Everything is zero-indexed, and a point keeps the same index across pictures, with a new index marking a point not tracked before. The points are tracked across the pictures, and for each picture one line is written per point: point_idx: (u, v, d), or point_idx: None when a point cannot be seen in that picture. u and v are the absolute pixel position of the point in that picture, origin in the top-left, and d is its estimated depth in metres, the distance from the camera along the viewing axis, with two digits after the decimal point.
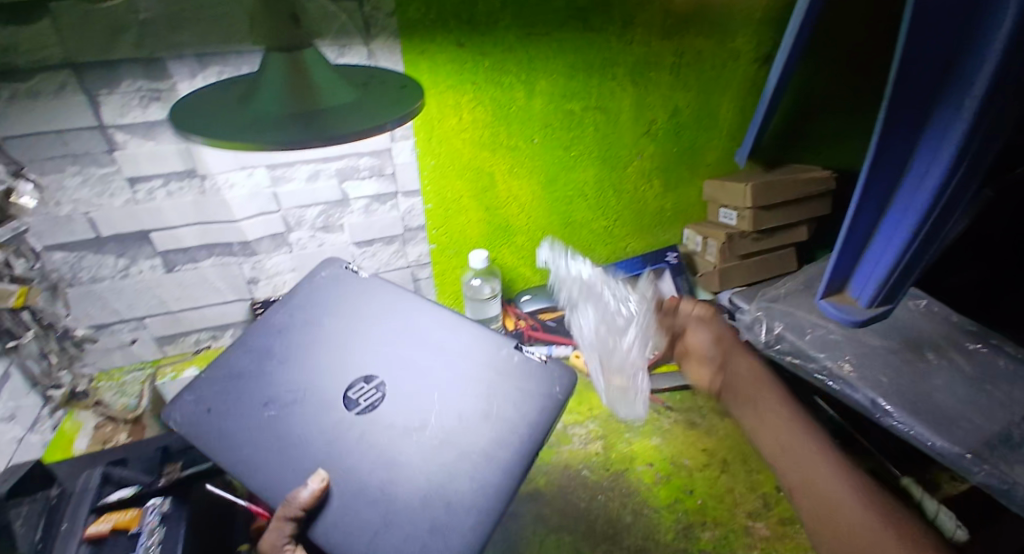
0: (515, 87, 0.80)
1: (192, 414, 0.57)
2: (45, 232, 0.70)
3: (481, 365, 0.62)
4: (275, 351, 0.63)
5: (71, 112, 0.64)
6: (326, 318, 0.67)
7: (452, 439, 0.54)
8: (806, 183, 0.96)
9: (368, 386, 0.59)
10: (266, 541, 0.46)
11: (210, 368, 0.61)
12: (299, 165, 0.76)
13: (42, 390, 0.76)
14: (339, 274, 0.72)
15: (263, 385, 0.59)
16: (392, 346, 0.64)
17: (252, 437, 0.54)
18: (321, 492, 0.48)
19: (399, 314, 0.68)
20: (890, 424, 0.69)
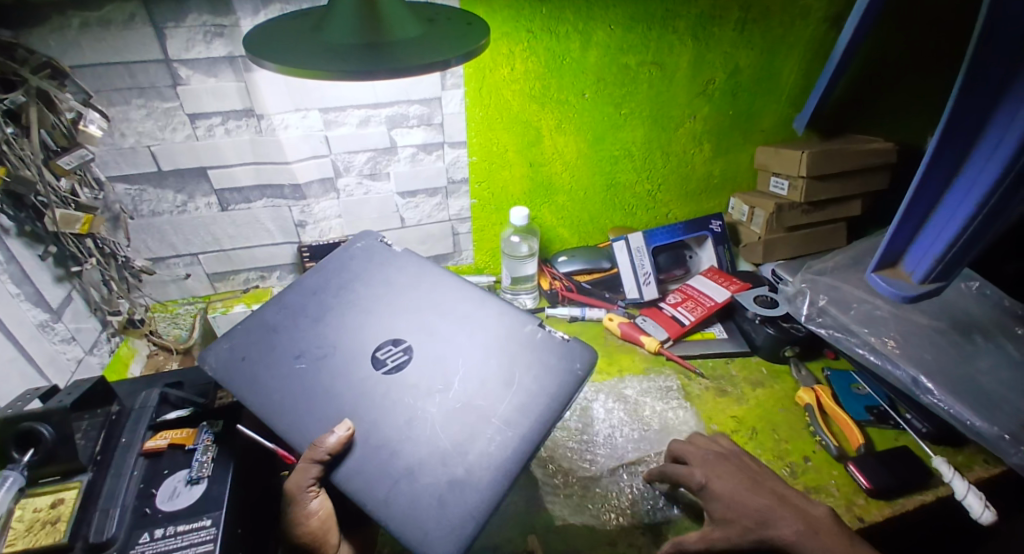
0: (572, 37, 0.78)
1: (227, 360, 0.59)
2: (110, 163, 0.73)
3: (506, 338, 0.62)
4: (309, 308, 0.64)
5: (138, 43, 0.65)
6: (358, 284, 0.67)
7: (474, 402, 0.55)
8: (860, 155, 0.92)
9: (394, 347, 0.60)
10: (294, 479, 0.50)
11: (246, 321, 0.62)
12: (351, 109, 0.77)
13: (102, 315, 0.79)
14: (373, 245, 0.73)
15: (296, 339, 0.60)
16: (420, 314, 0.64)
17: (282, 386, 0.56)
18: (345, 440, 0.51)
19: (427, 285, 0.68)
20: (930, 402, 0.70)
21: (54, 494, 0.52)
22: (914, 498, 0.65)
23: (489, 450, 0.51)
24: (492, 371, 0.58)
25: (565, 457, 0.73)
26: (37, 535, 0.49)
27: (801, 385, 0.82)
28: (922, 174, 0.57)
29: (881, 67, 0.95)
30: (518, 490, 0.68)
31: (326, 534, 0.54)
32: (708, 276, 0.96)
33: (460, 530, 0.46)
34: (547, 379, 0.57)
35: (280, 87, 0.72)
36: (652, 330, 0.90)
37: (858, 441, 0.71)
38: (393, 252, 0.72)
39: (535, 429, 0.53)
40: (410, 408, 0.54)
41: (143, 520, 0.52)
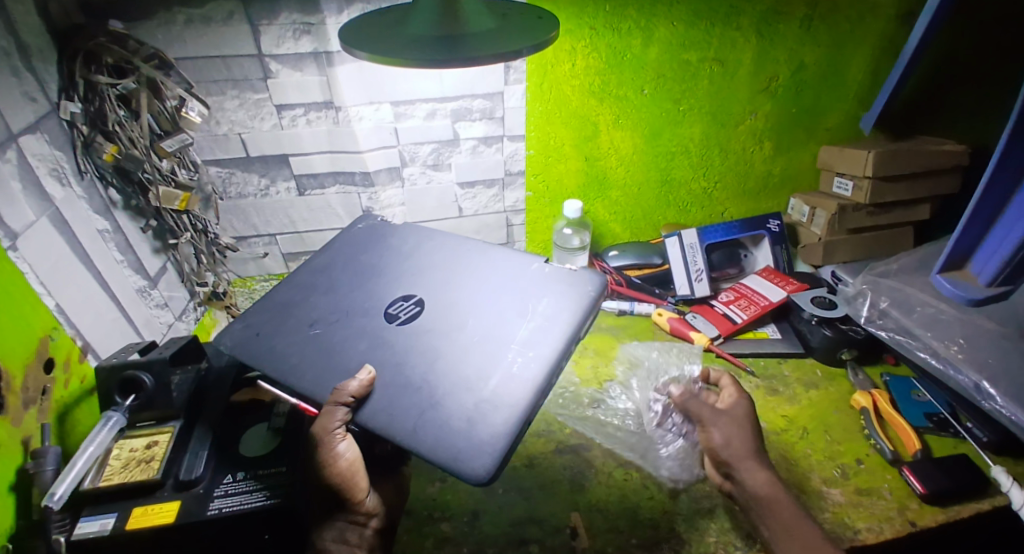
0: (633, 33, 0.79)
1: (243, 337, 0.64)
2: (205, 148, 0.81)
3: (506, 278, 0.67)
4: (319, 284, 0.69)
5: (236, 40, 0.72)
6: (363, 256, 0.73)
7: (491, 333, 0.59)
8: (933, 155, 0.89)
9: (405, 302, 0.64)
10: (320, 424, 0.53)
11: (260, 302, 0.68)
12: (420, 103, 0.82)
13: (191, 286, 0.87)
14: (374, 225, 0.79)
15: (310, 309, 0.65)
16: (421, 272, 0.69)
17: (302, 350, 0.61)
18: (367, 384, 0.54)
19: (427, 249, 0.73)
20: (991, 409, 0.67)
21: (149, 437, 0.59)
22: (970, 506, 0.63)
23: (513, 373, 0.55)
24: (500, 308, 0.63)
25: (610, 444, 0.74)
26: (134, 470, 0.55)
27: (858, 388, 0.80)
28: (992, 166, 0.56)
29: (954, 64, 0.91)
30: (561, 470, 0.71)
31: (353, 476, 0.56)
32: (764, 276, 0.95)
33: (492, 446, 0.49)
34: (555, 312, 0.61)
35: (358, 81, 0.78)
36: (702, 326, 0.90)
37: (915, 446, 0.69)
38: (392, 228, 0.78)
39: (553, 345, 0.58)
40: (440, 346, 0.59)
41: (228, 463, 0.57)
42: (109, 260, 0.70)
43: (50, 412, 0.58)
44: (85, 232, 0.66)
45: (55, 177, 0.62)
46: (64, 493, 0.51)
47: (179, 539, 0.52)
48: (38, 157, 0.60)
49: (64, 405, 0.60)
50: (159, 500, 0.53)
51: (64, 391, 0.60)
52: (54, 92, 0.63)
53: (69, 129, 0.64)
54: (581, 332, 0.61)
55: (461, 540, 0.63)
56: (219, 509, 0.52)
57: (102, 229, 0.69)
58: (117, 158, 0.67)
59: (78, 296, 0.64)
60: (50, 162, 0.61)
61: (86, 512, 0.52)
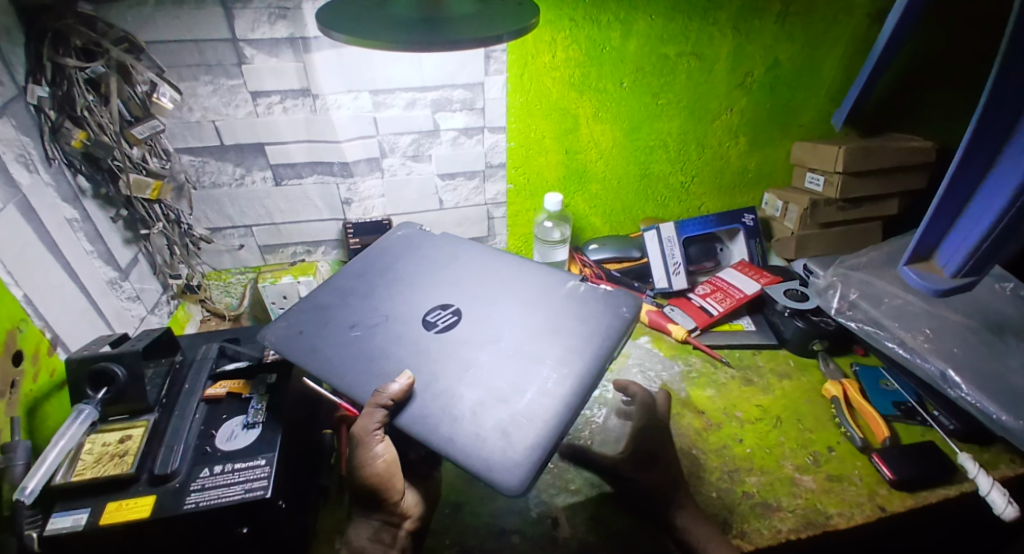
0: (613, 26, 0.80)
1: (285, 335, 0.62)
2: (177, 135, 0.79)
3: (545, 294, 0.66)
4: (357, 288, 0.68)
5: (208, 23, 0.71)
6: (401, 263, 0.72)
7: (525, 348, 0.59)
8: (900, 152, 0.92)
9: (443, 311, 0.64)
10: (360, 424, 0.52)
11: (301, 302, 0.67)
12: (398, 92, 0.81)
13: (163, 278, 0.85)
14: (411, 233, 0.79)
15: (349, 312, 0.64)
16: (459, 283, 0.68)
17: (338, 351, 0.59)
18: (407, 388, 0.54)
19: (465, 260, 0.73)
20: (957, 397, 0.70)
21: (122, 431, 0.57)
22: (938, 491, 0.65)
23: (548, 389, 0.54)
24: (539, 324, 0.62)
25: (589, 436, 0.74)
26: (107, 465, 0.53)
27: (829, 378, 0.82)
28: (959, 161, 0.58)
29: (923, 66, 0.94)
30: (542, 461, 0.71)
31: (391, 477, 0.56)
32: (740, 269, 0.97)
33: (525, 460, 0.48)
34: (592, 331, 0.61)
35: (335, 67, 0.77)
36: (680, 319, 0.92)
37: (883, 434, 0.72)
38: (427, 238, 0.78)
39: (590, 364, 0.57)
40: (476, 357, 0.58)
41: (203, 457, 0.56)
42: (78, 250, 0.68)
43: (18, 406, 0.56)
44: (53, 221, 0.63)
45: (23, 163, 0.60)
46: (36, 487, 0.48)
47: (155, 534, 0.51)
48: (3, 141, 0.57)
49: (34, 399, 0.58)
50: (132, 495, 0.52)
51: (34, 385, 0.58)
52: (21, 75, 0.60)
53: (35, 114, 0.62)
54: (616, 351, 0.60)
55: (442, 532, 0.63)
56: (196, 503, 0.51)
57: (70, 218, 0.67)
58: (85, 145, 0.65)
59: (46, 286, 0.61)
60: (16, 147, 0.59)
61: (57, 507, 0.50)
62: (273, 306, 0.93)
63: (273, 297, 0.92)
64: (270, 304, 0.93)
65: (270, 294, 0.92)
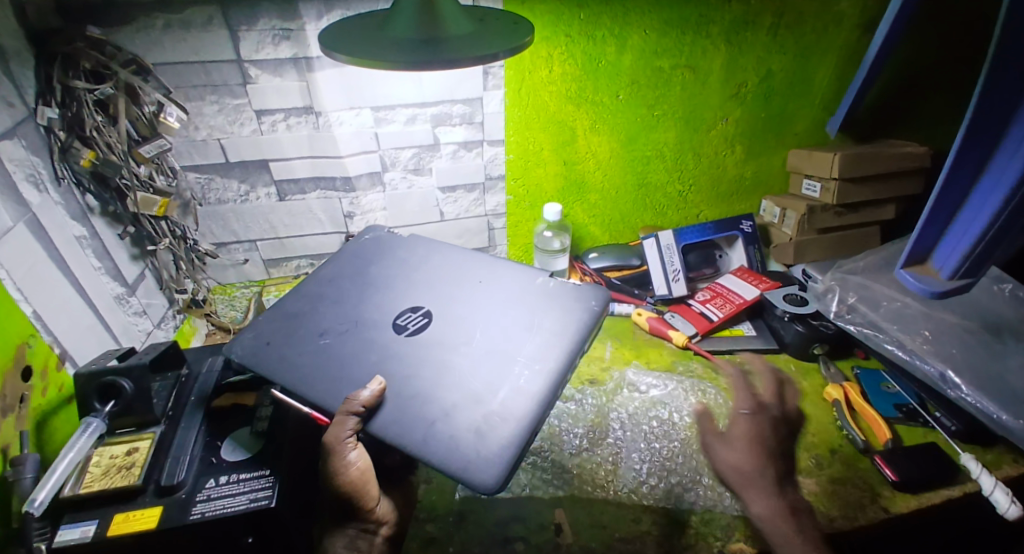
0: (608, 41, 0.82)
1: (253, 347, 0.63)
2: (184, 153, 0.81)
3: (514, 292, 0.68)
4: (325, 295, 0.69)
5: (215, 45, 0.73)
6: (371, 267, 0.73)
7: (497, 347, 0.60)
8: (892, 158, 0.93)
9: (413, 314, 0.65)
10: (331, 433, 0.52)
11: (269, 312, 0.67)
12: (400, 108, 0.83)
13: (169, 293, 0.86)
14: (381, 237, 0.80)
15: (319, 320, 0.65)
16: (427, 285, 0.70)
17: (321, 360, 0.60)
18: (378, 394, 0.54)
19: (435, 262, 0.74)
20: (958, 398, 0.70)
21: (128, 444, 0.58)
22: (941, 493, 0.65)
23: (521, 386, 0.55)
24: (510, 321, 0.63)
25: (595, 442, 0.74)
26: (114, 477, 0.54)
27: (830, 382, 0.82)
28: (950, 165, 0.59)
29: (912, 74, 0.96)
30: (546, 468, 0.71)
31: (365, 484, 0.56)
32: (738, 275, 0.98)
33: (498, 458, 0.48)
34: (564, 328, 0.62)
35: (338, 85, 0.79)
36: (680, 325, 0.93)
37: (885, 436, 0.72)
38: (397, 241, 0.79)
39: (561, 359, 0.58)
40: (449, 357, 0.59)
41: (209, 468, 0.56)
42: (86, 266, 0.69)
43: (28, 420, 0.56)
44: (62, 238, 0.65)
45: (32, 183, 0.61)
46: (45, 499, 0.50)
47: (162, 545, 0.51)
48: (15, 162, 0.59)
49: (43, 413, 0.59)
50: (139, 506, 0.52)
51: (42, 398, 0.59)
52: (31, 97, 0.62)
53: (46, 135, 0.64)
54: (587, 345, 0.62)
55: (446, 541, 0.63)
56: (203, 513, 0.51)
57: (79, 235, 0.68)
58: (94, 165, 0.66)
59: (54, 301, 0.62)
60: (26, 167, 0.60)
61: (65, 519, 0.51)
62: None
63: None
64: None
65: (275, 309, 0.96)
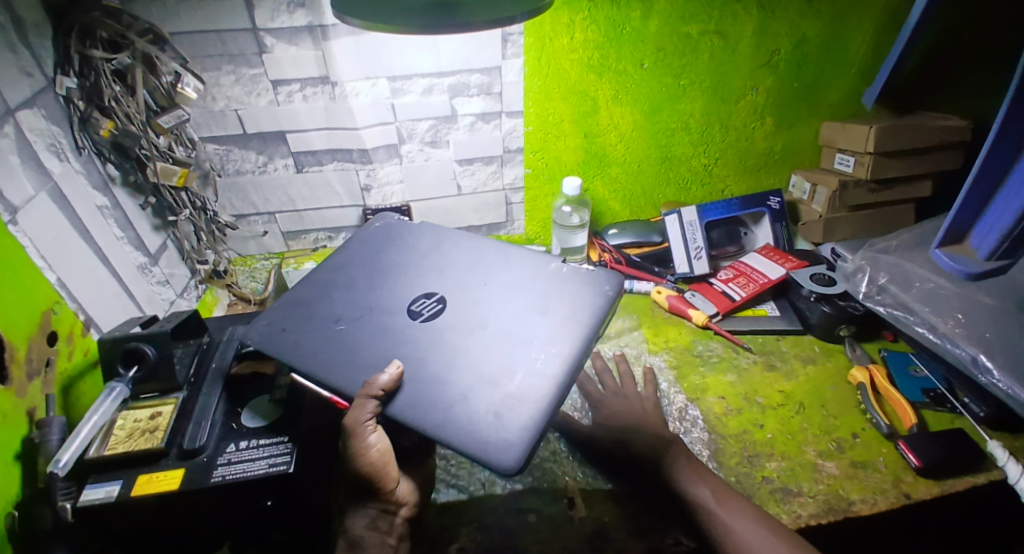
0: (633, 5, 0.79)
1: (268, 332, 0.63)
2: (202, 124, 0.81)
3: (526, 278, 0.67)
4: (337, 282, 0.68)
5: (230, 13, 0.72)
6: (382, 254, 0.72)
7: (511, 331, 0.60)
8: (933, 131, 0.87)
9: (427, 300, 0.64)
10: (350, 416, 0.52)
11: (282, 299, 0.67)
12: (416, 78, 0.81)
13: (192, 264, 0.88)
14: (391, 224, 0.79)
15: (332, 306, 0.65)
16: (437, 272, 0.69)
17: (337, 345, 0.60)
18: (397, 378, 0.54)
19: (447, 248, 0.73)
20: (988, 383, 0.67)
21: (152, 409, 0.60)
22: (965, 479, 0.64)
23: (537, 370, 0.55)
24: (523, 306, 0.63)
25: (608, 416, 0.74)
26: (137, 440, 0.56)
27: (855, 364, 0.80)
28: (994, 135, 0.55)
29: (960, 41, 0.89)
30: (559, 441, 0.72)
31: (386, 467, 0.54)
32: (764, 254, 0.95)
33: (519, 441, 0.49)
34: (579, 314, 0.61)
35: (354, 54, 0.78)
36: (701, 304, 0.91)
37: (911, 421, 0.70)
38: (407, 226, 0.77)
39: (577, 344, 0.58)
40: (466, 342, 0.59)
41: (231, 433, 0.58)
42: (109, 236, 0.70)
43: (54, 384, 0.59)
44: (85, 208, 0.66)
45: (53, 152, 0.62)
46: (69, 460, 0.51)
47: (184, 506, 0.53)
48: (36, 132, 0.60)
49: (69, 377, 0.61)
50: (162, 468, 0.54)
51: (68, 363, 0.61)
52: (50, 67, 0.62)
53: (64, 105, 0.64)
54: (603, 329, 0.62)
55: (459, 512, 0.63)
56: (223, 476, 0.53)
57: (101, 205, 0.70)
58: (113, 134, 0.67)
59: (80, 270, 0.64)
60: (47, 137, 0.61)
61: (91, 479, 0.53)
62: None
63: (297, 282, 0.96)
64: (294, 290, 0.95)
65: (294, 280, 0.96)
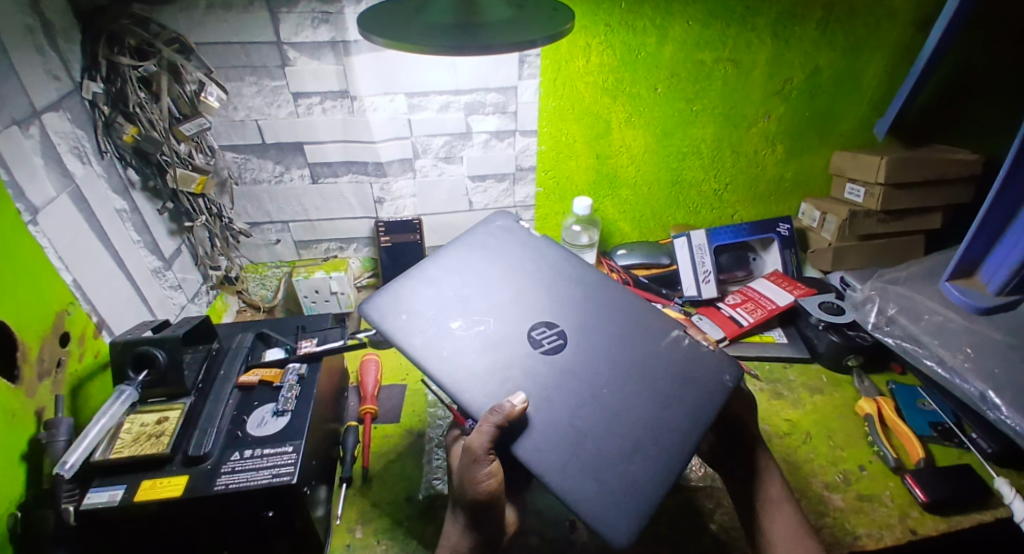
0: (648, 31, 0.80)
1: (389, 320, 0.62)
2: (222, 133, 0.82)
3: (643, 314, 0.63)
4: (458, 280, 0.65)
5: (255, 27, 0.74)
6: (508, 257, 0.68)
7: (622, 383, 0.56)
8: (944, 164, 0.88)
9: (548, 331, 0.60)
10: (472, 441, 0.50)
11: (403, 288, 0.64)
12: (433, 95, 0.83)
13: (204, 270, 0.89)
14: (511, 226, 0.73)
15: (454, 305, 0.62)
16: (559, 294, 0.64)
17: (453, 352, 0.58)
18: (521, 410, 0.52)
19: (575, 272, 0.67)
20: (997, 419, 0.67)
21: (159, 413, 0.60)
22: (972, 515, 0.63)
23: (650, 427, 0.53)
24: (644, 351, 0.59)
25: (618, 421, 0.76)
26: (142, 445, 0.56)
27: (863, 395, 0.80)
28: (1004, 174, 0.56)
29: (974, 78, 0.90)
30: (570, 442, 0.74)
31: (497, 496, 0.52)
32: (772, 280, 0.95)
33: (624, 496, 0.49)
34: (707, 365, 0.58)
35: (373, 70, 0.79)
36: (709, 328, 0.90)
37: (918, 455, 0.69)
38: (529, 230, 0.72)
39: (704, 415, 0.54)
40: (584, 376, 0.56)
41: (234, 441, 0.58)
42: (125, 239, 0.71)
43: (64, 385, 0.59)
44: (103, 211, 0.67)
45: (76, 155, 0.63)
46: (75, 462, 0.50)
47: (187, 514, 0.53)
48: (60, 134, 0.61)
49: (78, 379, 0.61)
50: (166, 474, 0.54)
51: (78, 364, 0.61)
52: (78, 72, 0.64)
53: (90, 109, 0.66)
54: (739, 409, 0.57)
55: None
56: (226, 485, 0.53)
57: (120, 208, 0.71)
58: (136, 141, 0.70)
59: (94, 272, 0.65)
60: (71, 140, 0.63)
61: (95, 482, 0.53)
62: (306, 300, 0.95)
63: (306, 292, 0.94)
64: (303, 298, 0.95)
65: (303, 289, 0.94)
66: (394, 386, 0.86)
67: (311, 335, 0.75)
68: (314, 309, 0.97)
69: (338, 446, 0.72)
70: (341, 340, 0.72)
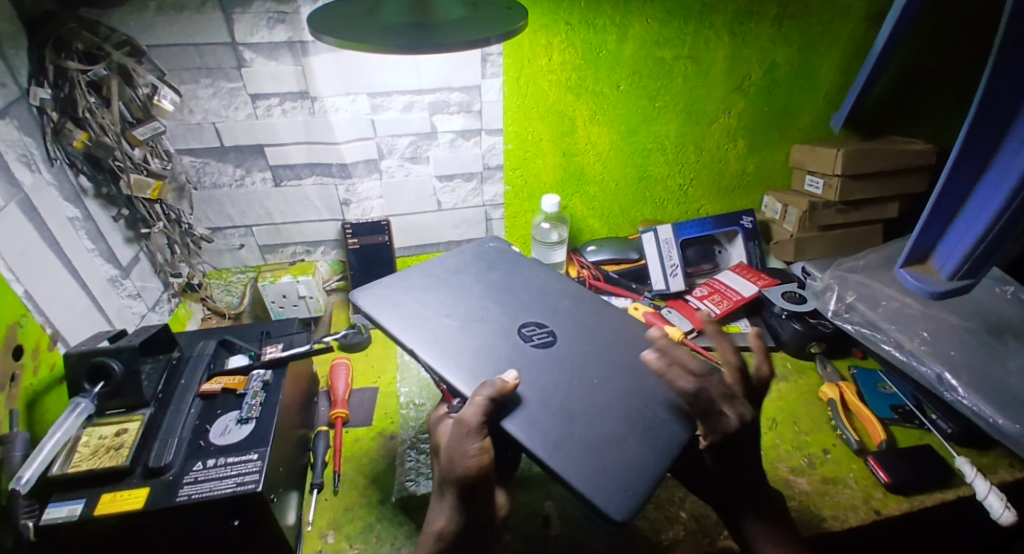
0: (609, 29, 0.81)
1: (382, 306, 0.65)
2: (178, 136, 0.80)
3: None
4: (451, 283, 0.69)
5: (208, 27, 0.72)
6: (499, 271, 0.73)
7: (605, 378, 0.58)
8: (897, 155, 0.91)
9: (539, 328, 0.64)
10: (466, 416, 0.49)
11: (398, 284, 0.68)
12: (396, 95, 0.82)
13: (163, 278, 0.86)
14: (502, 248, 0.79)
15: (445, 301, 0.66)
16: (547, 304, 0.69)
17: (441, 339, 0.60)
18: (513, 385, 0.52)
19: (560, 291, 0.72)
20: (954, 400, 0.69)
21: (119, 425, 0.58)
22: (934, 495, 0.65)
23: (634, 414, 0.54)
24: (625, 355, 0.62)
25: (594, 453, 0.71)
26: (102, 457, 0.54)
27: (826, 381, 0.82)
28: (952, 162, 0.58)
29: (921, 72, 0.94)
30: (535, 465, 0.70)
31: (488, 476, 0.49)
32: (737, 272, 0.97)
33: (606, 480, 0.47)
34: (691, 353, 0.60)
35: (333, 70, 0.78)
36: (677, 321, 0.91)
37: (880, 437, 0.71)
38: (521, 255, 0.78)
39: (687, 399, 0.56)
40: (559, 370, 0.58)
41: (197, 451, 0.56)
42: (79, 249, 0.69)
43: (18, 399, 0.57)
44: (54, 220, 0.65)
45: (25, 163, 0.61)
46: (31, 477, 0.48)
47: (150, 528, 0.51)
48: (7, 142, 0.59)
49: (34, 392, 0.59)
50: (127, 487, 0.52)
51: (34, 378, 0.59)
52: (24, 77, 0.62)
53: (38, 115, 0.63)
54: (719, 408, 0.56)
55: None
56: (189, 495, 0.51)
57: (72, 217, 0.68)
58: (87, 146, 0.67)
59: (47, 284, 0.62)
60: (19, 147, 0.60)
61: (54, 497, 0.51)
62: (273, 305, 0.93)
63: (273, 297, 0.92)
64: (270, 304, 0.93)
65: (269, 294, 0.92)
66: (365, 389, 0.85)
67: (277, 341, 0.74)
68: (281, 314, 0.94)
69: (308, 452, 0.71)
70: (307, 344, 0.71)
